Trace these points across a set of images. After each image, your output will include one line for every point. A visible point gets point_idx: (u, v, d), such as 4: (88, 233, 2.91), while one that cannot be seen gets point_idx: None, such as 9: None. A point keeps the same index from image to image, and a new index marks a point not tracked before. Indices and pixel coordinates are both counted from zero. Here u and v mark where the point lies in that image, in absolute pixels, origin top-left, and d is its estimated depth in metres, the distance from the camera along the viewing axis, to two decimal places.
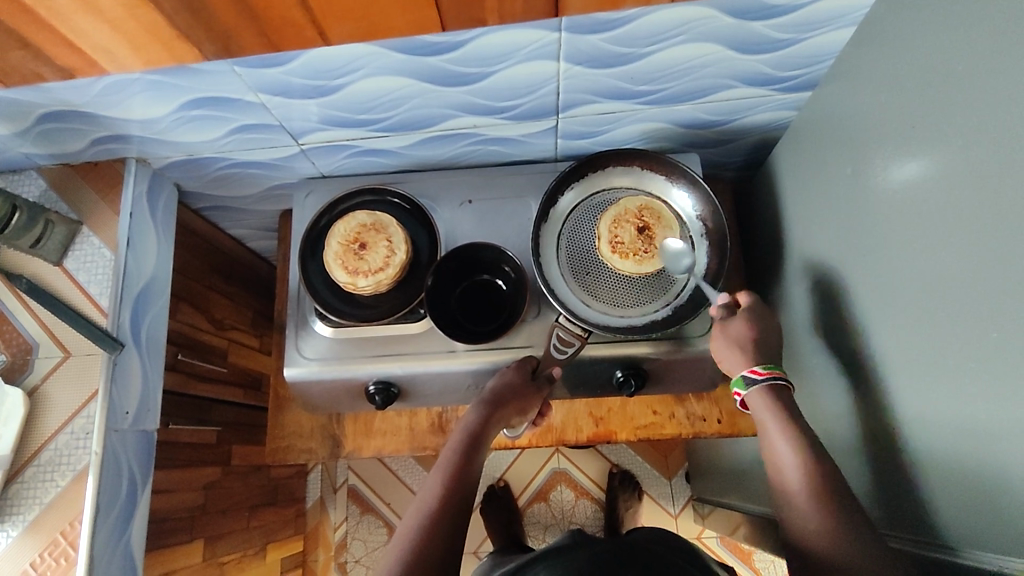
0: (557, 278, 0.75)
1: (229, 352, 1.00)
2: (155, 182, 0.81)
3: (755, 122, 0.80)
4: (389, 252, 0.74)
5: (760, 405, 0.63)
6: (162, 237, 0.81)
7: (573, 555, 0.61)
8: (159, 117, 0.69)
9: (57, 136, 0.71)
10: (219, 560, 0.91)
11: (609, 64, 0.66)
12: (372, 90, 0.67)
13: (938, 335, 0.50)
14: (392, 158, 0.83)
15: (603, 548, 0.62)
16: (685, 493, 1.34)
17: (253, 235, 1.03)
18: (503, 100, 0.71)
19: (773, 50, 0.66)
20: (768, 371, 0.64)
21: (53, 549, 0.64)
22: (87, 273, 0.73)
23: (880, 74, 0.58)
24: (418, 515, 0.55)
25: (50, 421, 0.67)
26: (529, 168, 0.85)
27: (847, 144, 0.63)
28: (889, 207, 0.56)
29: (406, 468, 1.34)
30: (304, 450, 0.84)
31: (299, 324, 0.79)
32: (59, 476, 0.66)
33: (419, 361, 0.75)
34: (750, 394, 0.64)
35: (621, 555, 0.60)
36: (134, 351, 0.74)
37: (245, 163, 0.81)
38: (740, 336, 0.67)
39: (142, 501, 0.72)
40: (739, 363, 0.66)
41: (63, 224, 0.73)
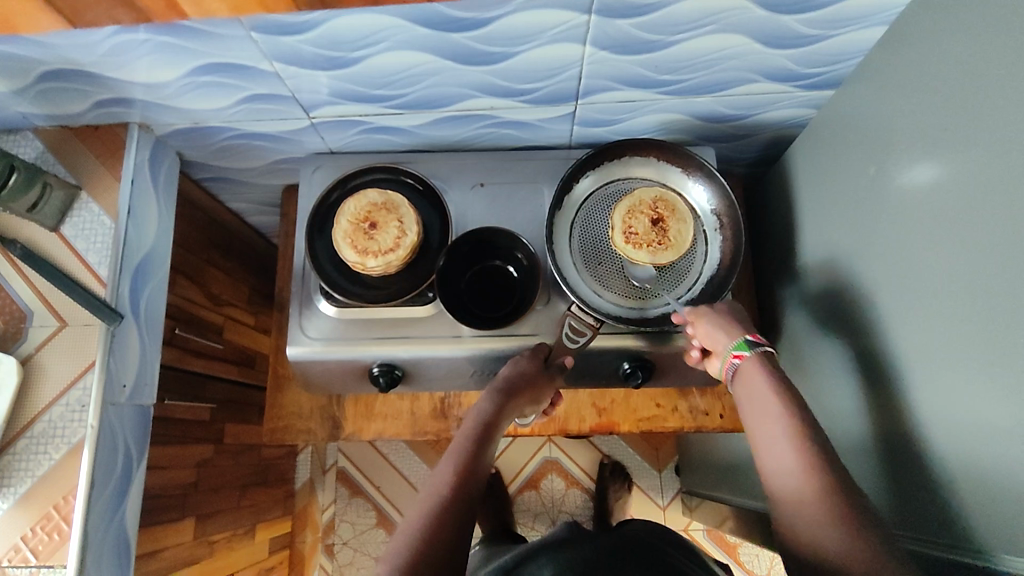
0: (569, 267, 0.74)
1: (224, 328, 0.98)
2: (158, 150, 0.78)
3: (772, 118, 0.79)
4: (400, 233, 0.72)
5: (755, 375, 0.61)
6: (163, 207, 0.79)
7: (581, 548, 0.61)
8: (166, 81, 0.67)
9: (57, 96, 0.68)
10: (210, 539, 0.90)
11: (635, 51, 0.65)
12: (391, 65, 0.66)
13: (959, 339, 0.50)
14: (404, 136, 0.81)
15: (610, 542, 0.62)
16: (674, 485, 1.35)
17: (253, 210, 1.00)
18: (523, 83, 0.70)
19: (800, 46, 0.66)
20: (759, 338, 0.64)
21: (45, 524, 0.62)
22: (86, 240, 0.71)
23: (910, 74, 0.57)
24: (428, 500, 0.54)
25: (44, 392, 0.65)
26: (543, 154, 0.83)
27: (869, 145, 0.63)
28: (912, 209, 0.56)
29: (397, 452, 1.33)
30: (303, 431, 0.82)
31: (303, 302, 0.77)
32: (53, 448, 0.64)
33: (425, 345, 0.74)
34: (745, 361, 0.63)
35: (629, 551, 0.60)
36: (132, 324, 0.72)
37: (252, 134, 0.78)
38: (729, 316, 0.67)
39: (137, 477, 0.70)
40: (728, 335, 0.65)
41: (61, 188, 0.70)
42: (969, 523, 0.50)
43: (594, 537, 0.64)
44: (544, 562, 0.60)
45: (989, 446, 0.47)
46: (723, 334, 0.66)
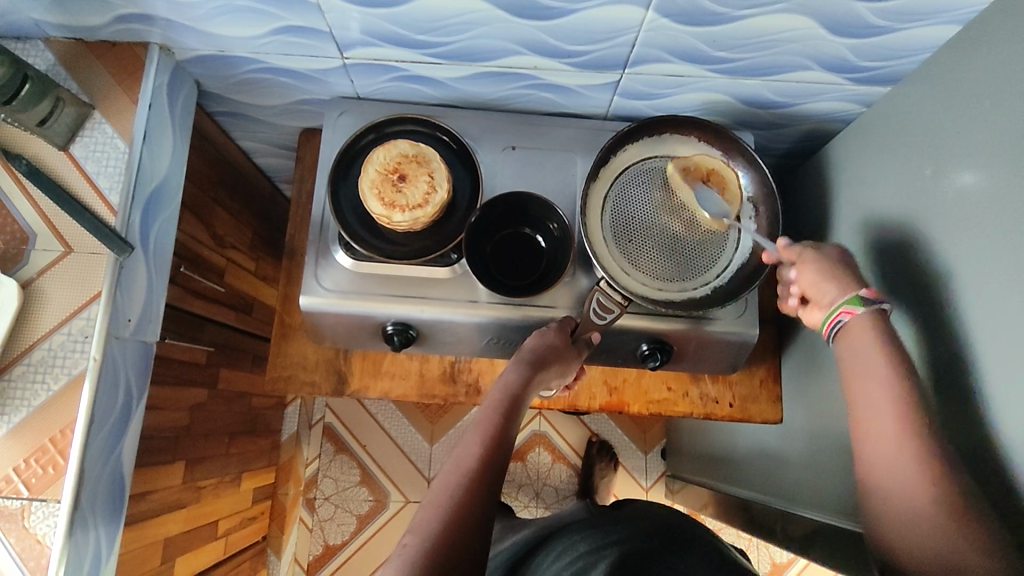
0: (599, 240, 0.72)
1: (226, 271, 0.95)
2: (177, 75, 0.73)
3: (816, 110, 0.78)
4: (430, 188, 0.70)
5: (862, 334, 0.58)
6: (178, 137, 0.74)
7: (619, 526, 0.60)
8: (197, 1, 0.62)
9: (76, 5, 0.63)
10: (197, 484, 0.88)
11: (697, 22, 0.62)
12: (440, 9, 0.62)
13: (1005, 350, 0.50)
14: (438, 89, 0.77)
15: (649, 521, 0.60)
16: (658, 468, 1.36)
17: (265, 151, 0.96)
18: (574, 44, 0.67)
19: (863, 36, 0.64)
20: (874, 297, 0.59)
21: (40, 456, 0.60)
22: (96, 163, 0.67)
23: (980, 76, 0.56)
24: (456, 472, 0.53)
25: (45, 319, 0.62)
26: (579, 122, 0.81)
27: (926, 144, 0.62)
28: (966, 215, 0.55)
29: (386, 412, 1.31)
30: (306, 383, 0.80)
31: (319, 251, 0.74)
32: (52, 379, 0.61)
33: (445, 308, 0.72)
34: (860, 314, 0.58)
35: (667, 529, 0.59)
36: (141, 256, 0.68)
37: (279, 69, 0.74)
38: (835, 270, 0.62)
39: (135, 415, 0.67)
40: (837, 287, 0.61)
41: (73, 105, 0.66)
42: None
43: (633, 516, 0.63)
44: (575, 541, 0.59)
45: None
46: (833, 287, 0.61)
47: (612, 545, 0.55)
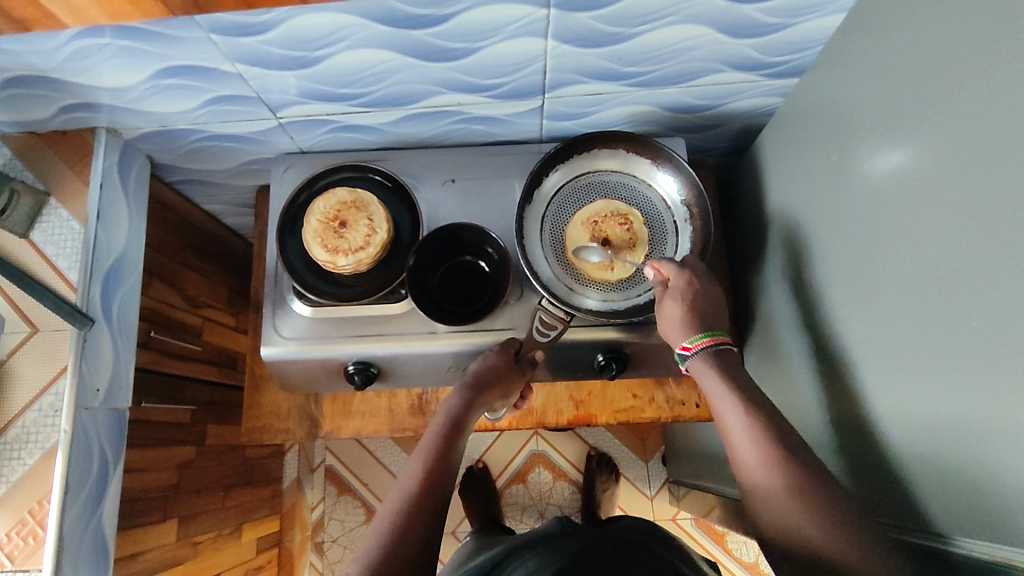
0: (540, 260, 0.74)
1: (204, 330, 0.98)
2: (127, 153, 0.78)
3: (740, 108, 0.79)
4: (370, 231, 0.73)
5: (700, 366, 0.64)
6: (134, 211, 0.79)
7: (561, 543, 0.62)
8: (129, 85, 0.66)
9: (22, 102, 0.68)
10: (194, 540, 0.90)
11: (597, 44, 0.65)
12: (354, 64, 0.66)
13: (914, 325, 0.51)
14: (373, 134, 0.81)
15: (589, 538, 0.63)
16: (661, 475, 1.36)
17: (229, 211, 1.00)
18: (489, 78, 0.70)
19: (762, 34, 0.65)
20: (705, 341, 0.64)
21: (21, 529, 0.63)
22: (55, 246, 0.71)
23: (869, 61, 0.57)
24: (398, 499, 0.55)
25: (17, 397, 0.66)
26: (514, 148, 0.83)
27: (833, 132, 0.63)
28: (871, 196, 0.57)
29: (385, 448, 1.33)
30: (281, 430, 0.83)
31: (276, 302, 0.77)
32: (27, 454, 0.64)
33: (399, 342, 0.74)
34: (692, 361, 0.65)
35: (604, 543, 0.61)
36: (104, 328, 0.72)
37: (221, 136, 0.78)
38: (670, 313, 0.67)
39: (113, 480, 0.70)
40: (680, 335, 0.66)
41: (29, 194, 0.70)
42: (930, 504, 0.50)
43: (575, 532, 0.65)
44: (525, 560, 0.60)
45: (946, 432, 0.48)
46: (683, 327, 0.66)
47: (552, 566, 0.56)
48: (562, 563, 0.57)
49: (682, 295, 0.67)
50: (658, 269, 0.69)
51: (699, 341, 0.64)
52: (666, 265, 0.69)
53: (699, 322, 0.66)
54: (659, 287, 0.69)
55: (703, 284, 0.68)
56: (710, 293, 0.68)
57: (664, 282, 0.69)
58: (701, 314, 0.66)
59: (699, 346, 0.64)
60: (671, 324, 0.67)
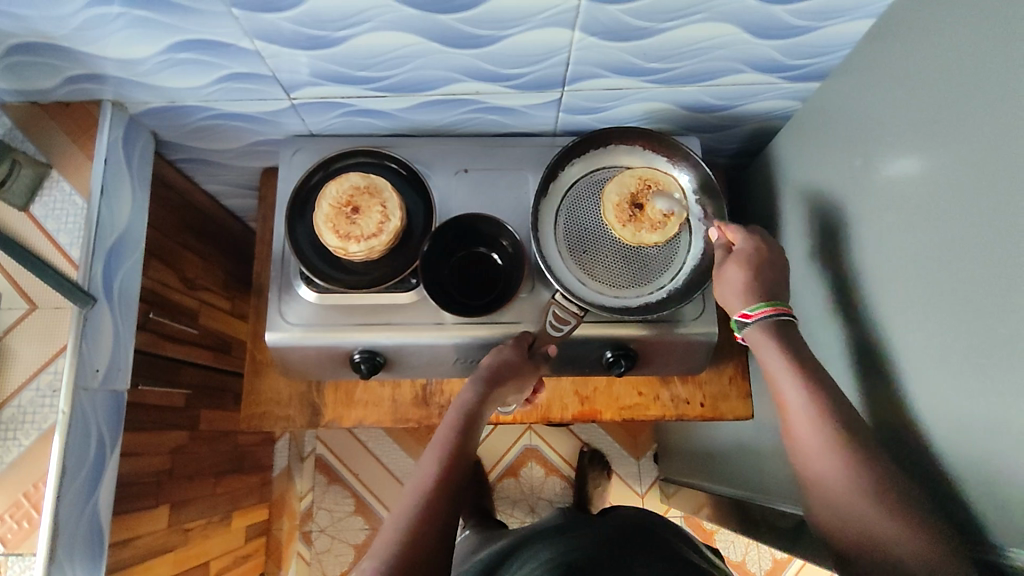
0: (554, 254, 0.74)
1: (200, 313, 0.96)
2: (132, 129, 0.75)
3: (756, 109, 0.80)
4: (383, 218, 0.71)
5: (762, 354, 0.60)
6: (138, 188, 0.77)
7: (580, 532, 0.61)
8: (142, 57, 0.64)
9: (26, 70, 0.65)
10: (184, 527, 0.88)
11: (624, 38, 0.65)
12: (376, 46, 0.64)
13: (938, 330, 0.51)
14: (388, 119, 0.79)
15: (609, 526, 0.62)
16: (652, 473, 1.36)
17: (230, 192, 0.98)
18: (511, 68, 0.69)
19: (787, 37, 0.65)
20: (767, 309, 0.60)
21: (16, 512, 0.61)
22: (57, 221, 0.69)
23: (896, 67, 0.57)
24: (414, 495, 0.55)
25: (15, 375, 0.64)
26: (528, 141, 0.83)
27: (856, 137, 0.63)
28: (896, 202, 0.57)
29: (376, 439, 1.32)
30: (281, 418, 0.81)
31: (282, 287, 0.75)
32: (23, 434, 0.62)
33: (408, 332, 0.73)
34: (751, 330, 0.61)
35: (624, 533, 0.60)
36: (106, 306, 0.70)
37: (230, 114, 0.76)
38: (733, 276, 0.64)
39: (110, 464, 0.68)
40: (741, 301, 0.62)
41: (30, 166, 0.68)
42: (955, 511, 0.50)
43: (592, 522, 0.65)
44: (536, 552, 0.60)
45: (972, 440, 0.48)
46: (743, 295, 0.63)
47: (577, 555, 0.55)
48: (582, 551, 0.56)
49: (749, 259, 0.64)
50: (726, 233, 0.68)
51: (760, 308, 0.60)
52: (735, 231, 0.67)
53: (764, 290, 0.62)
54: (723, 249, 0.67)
55: (772, 254, 0.64)
56: (777, 263, 0.64)
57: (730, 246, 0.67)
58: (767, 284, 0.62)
59: (758, 315, 0.60)
60: (733, 290, 0.63)
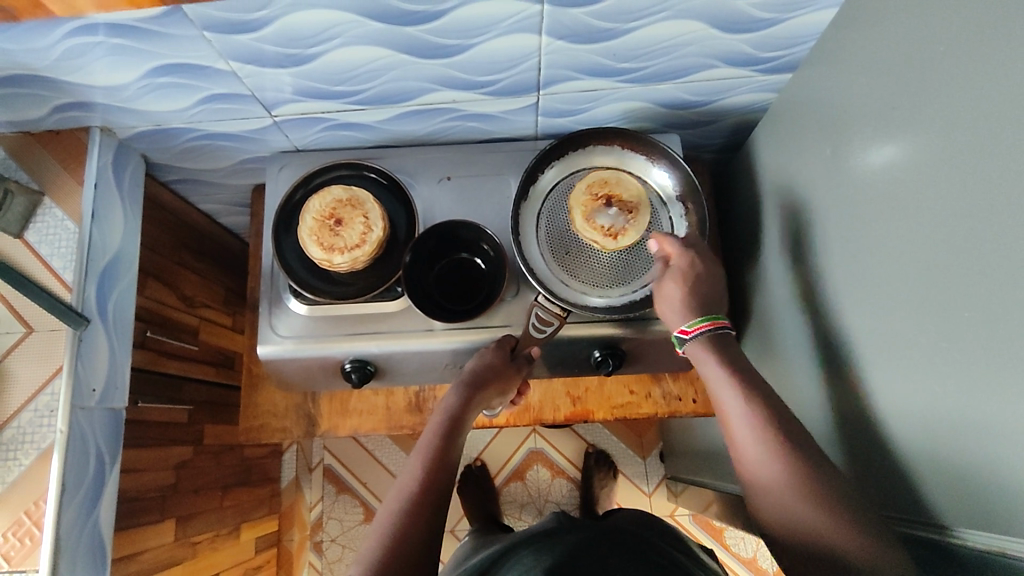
0: (536, 256, 0.74)
1: (200, 330, 0.98)
2: (122, 153, 0.77)
3: (734, 104, 0.80)
4: (366, 228, 0.73)
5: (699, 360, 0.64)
6: (129, 211, 0.79)
7: (561, 536, 0.61)
8: (124, 84, 0.66)
9: (15, 102, 0.68)
10: (192, 540, 0.90)
11: (592, 40, 0.65)
12: (349, 61, 0.65)
13: (912, 318, 0.51)
14: (369, 132, 0.81)
15: (591, 530, 0.62)
16: (659, 472, 1.36)
17: (225, 211, 1.00)
18: (483, 75, 0.70)
19: (755, 30, 0.66)
20: (706, 324, 0.65)
21: (17, 529, 0.63)
22: (50, 246, 0.71)
23: (861, 55, 0.57)
24: (398, 499, 0.56)
25: (14, 397, 0.66)
26: (510, 146, 0.84)
27: (827, 126, 0.63)
28: (866, 190, 0.57)
29: (382, 448, 1.33)
30: (279, 430, 0.83)
31: (273, 301, 0.77)
32: (23, 455, 0.64)
33: (396, 340, 0.74)
34: (689, 345, 0.65)
35: (606, 537, 0.60)
36: (100, 327, 0.72)
37: (216, 134, 0.78)
38: (671, 292, 0.67)
39: (110, 480, 0.70)
40: (679, 317, 0.66)
41: (24, 194, 0.71)
42: (936, 497, 0.50)
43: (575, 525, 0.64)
44: (522, 555, 0.60)
45: (947, 425, 0.47)
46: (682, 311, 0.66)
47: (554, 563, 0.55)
48: (560, 560, 0.55)
49: (682, 276, 0.67)
50: (663, 246, 0.69)
51: (697, 324, 0.65)
52: (670, 242, 0.69)
53: (700, 304, 0.66)
54: (660, 264, 0.69)
55: (706, 269, 0.68)
56: (711, 277, 0.68)
57: (667, 259, 0.69)
58: (703, 297, 0.67)
59: (696, 331, 0.65)
60: (671, 304, 0.67)
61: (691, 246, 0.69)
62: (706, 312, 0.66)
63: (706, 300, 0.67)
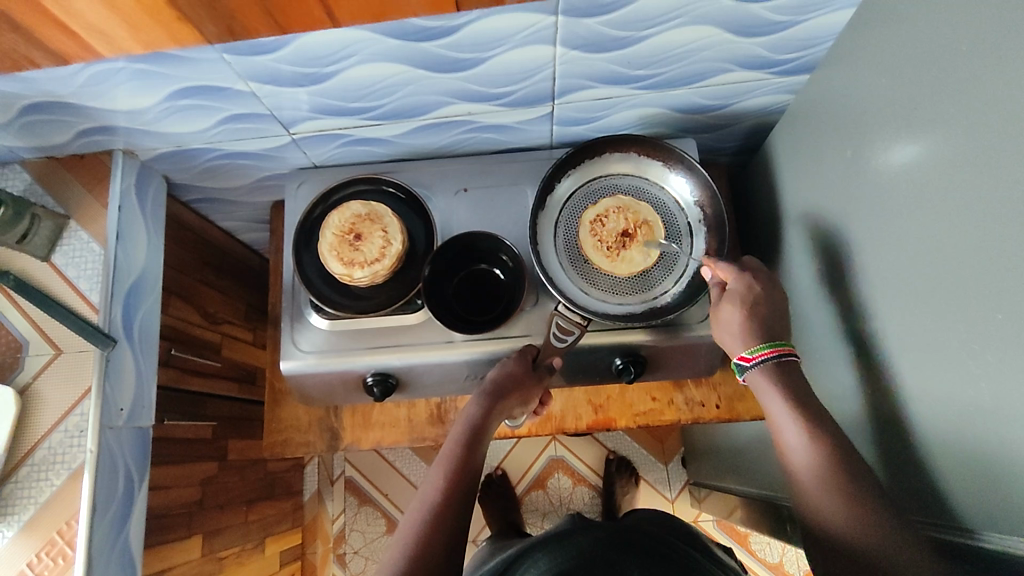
0: (555, 265, 0.74)
1: (222, 346, 0.99)
2: (144, 174, 0.79)
3: (750, 107, 0.79)
4: (385, 242, 0.73)
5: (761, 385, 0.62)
6: (152, 230, 0.80)
7: (576, 538, 0.61)
8: (145, 107, 0.67)
9: (41, 128, 0.69)
10: (219, 555, 0.90)
11: (606, 49, 0.65)
12: (365, 77, 0.66)
13: (938, 317, 0.50)
14: (386, 146, 0.81)
15: (604, 530, 0.61)
16: (681, 478, 1.35)
17: (244, 228, 1.01)
18: (497, 87, 0.70)
19: (770, 32, 0.65)
20: (770, 350, 0.62)
21: (50, 549, 0.64)
22: (76, 268, 0.72)
23: (879, 54, 0.57)
24: (420, 510, 0.56)
25: (45, 419, 0.67)
26: (525, 155, 0.84)
27: (847, 127, 0.62)
28: (889, 190, 0.56)
29: (403, 458, 1.34)
30: (303, 444, 0.83)
31: (294, 317, 0.77)
32: (54, 475, 0.65)
33: (417, 352, 0.74)
34: (751, 372, 0.63)
35: (621, 538, 0.59)
36: (127, 347, 0.73)
37: (235, 153, 0.79)
38: (727, 316, 0.65)
39: (139, 497, 0.71)
40: (739, 343, 0.64)
41: (50, 219, 0.72)
42: (967, 503, 0.49)
43: (589, 526, 0.64)
44: (538, 558, 0.59)
45: (979, 431, 0.46)
46: (741, 334, 0.64)
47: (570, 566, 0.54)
48: (575, 563, 0.55)
49: (738, 298, 0.65)
50: (715, 272, 0.69)
51: (760, 350, 0.62)
52: (723, 267, 0.69)
53: (761, 330, 0.64)
54: (717, 290, 0.69)
55: (765, 292, 0.66)
56: (775, 303, 0.66)
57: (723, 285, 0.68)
58: (763, 321, 0.64)
59: (758, 358, 0.62)
60: (729, 329, 0.65)
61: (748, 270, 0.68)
62: (770, 339, 0.63)
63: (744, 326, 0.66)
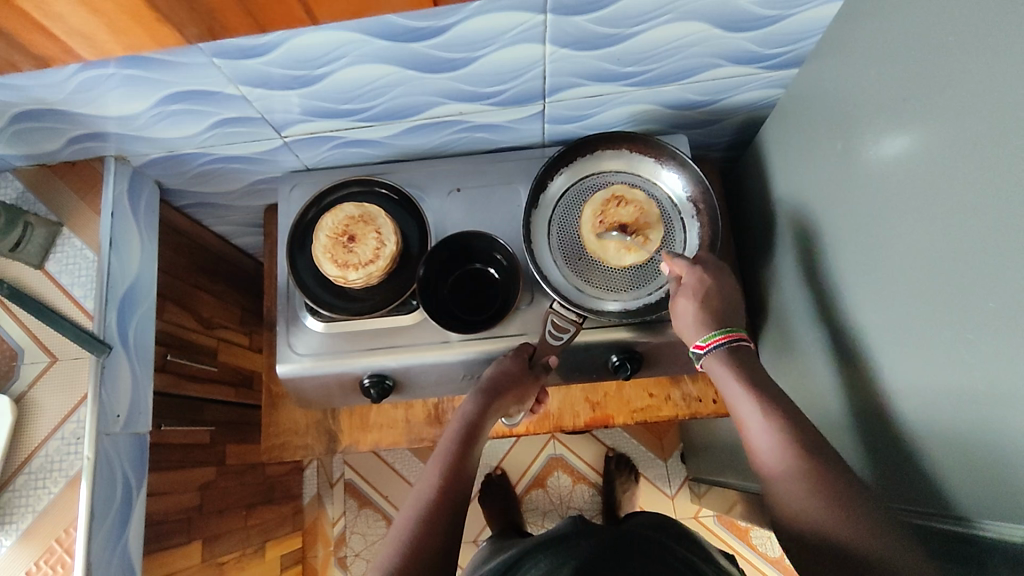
0: (549, 263, 0.75)
1: (218, 351, 0.99)
2: (136, 180, 0.79)
3: (741, 102, 0.79)
4: (379, 244, 0.73)
5: (716, 368, 0.63)
6: (145, 235, 0.80)
7: (573, 542, 0.61)
8: (135, 113, 0.67)
9: (32, 135, 0.69)
10: (219, 560, 0.90)
11: (595, 46, 0.65)
12: (356, 79, 0.66)
13: (929, 306, 0.50)
14: (378, 148, 0.82)
15: (601, 535, 0.61)
16: (681, 474, 1.35)
17: (238, 232, 1.01)
18: (487, 86, 0.70)
19: (758, 27, 0.66)
20: (721, 338, 0.64)
21: (49, 557, 0.64)
22: (70, 275, 0.72)
23: (867, 47, 0.57)
24: (415, 506, 0.56)
25: (41, 426, 0.67)
26: (517, 154, 0.84)
27: (836, 120, 0.63)
28: (879, 182, 0.56)
29: (402, 459, 1.34)
30: (301, 447, 0.83)
31: (290, 320, 0.77)
32: (51, 483, 0.65)
33: (413, 353, 0.74)
34: (706, 359, 0.65)
35: (619, 542, 0.59)
36: (122, 354, 0.73)
37: (227, 157, 0.79)
38: (683, 309, 0.67)
39: (137, 503, 0.71)
40: (695, 333, 0.66)
41: (43, 226, 0.72)
42: (961, 493, 0.49)
43: (586, 530, 0.64)
44: (537, 561, 0.59)
45: (972, 419, 0.47)
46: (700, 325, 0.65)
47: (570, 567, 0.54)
48: (574, 564, 0.55)
49: (694, 291, 0.66)
50: (672, 266, 0.69)
51: (714, 338, 0.64)
52: (680, 262, 0.68)
53: (715, 317, 0.65)
54: (674, 284, 0.69)
55: (716, 283, 0.67)
56: (723, 291, 0.67)
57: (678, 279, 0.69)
58: (716, 310, 0.66)
59: (711, 345, 0.64)
60: (685, 320, 0.67)
61: (700, 263, 0.69)
62: (723, 326, 0.65)
63: (730, 317, 0.66)
